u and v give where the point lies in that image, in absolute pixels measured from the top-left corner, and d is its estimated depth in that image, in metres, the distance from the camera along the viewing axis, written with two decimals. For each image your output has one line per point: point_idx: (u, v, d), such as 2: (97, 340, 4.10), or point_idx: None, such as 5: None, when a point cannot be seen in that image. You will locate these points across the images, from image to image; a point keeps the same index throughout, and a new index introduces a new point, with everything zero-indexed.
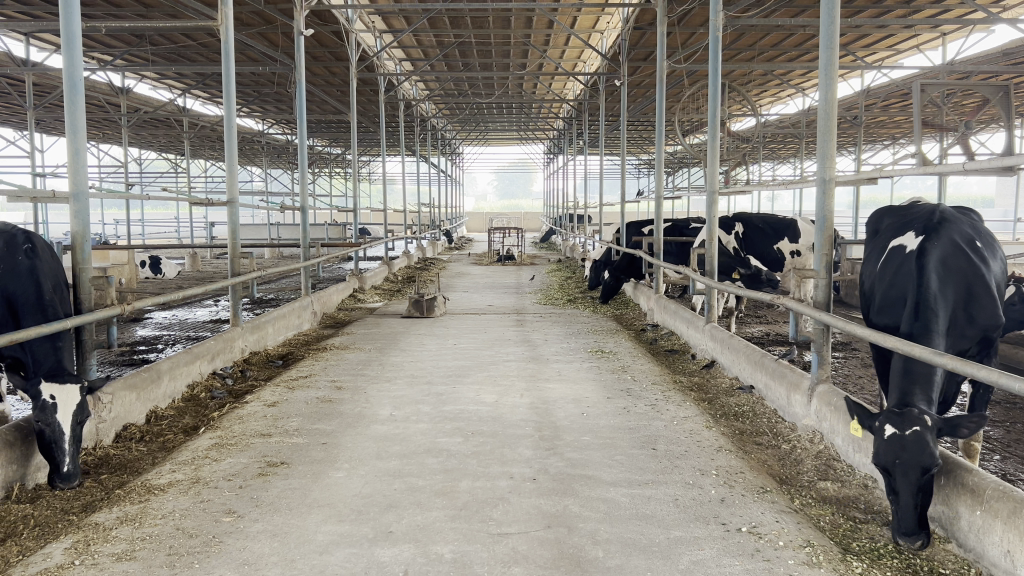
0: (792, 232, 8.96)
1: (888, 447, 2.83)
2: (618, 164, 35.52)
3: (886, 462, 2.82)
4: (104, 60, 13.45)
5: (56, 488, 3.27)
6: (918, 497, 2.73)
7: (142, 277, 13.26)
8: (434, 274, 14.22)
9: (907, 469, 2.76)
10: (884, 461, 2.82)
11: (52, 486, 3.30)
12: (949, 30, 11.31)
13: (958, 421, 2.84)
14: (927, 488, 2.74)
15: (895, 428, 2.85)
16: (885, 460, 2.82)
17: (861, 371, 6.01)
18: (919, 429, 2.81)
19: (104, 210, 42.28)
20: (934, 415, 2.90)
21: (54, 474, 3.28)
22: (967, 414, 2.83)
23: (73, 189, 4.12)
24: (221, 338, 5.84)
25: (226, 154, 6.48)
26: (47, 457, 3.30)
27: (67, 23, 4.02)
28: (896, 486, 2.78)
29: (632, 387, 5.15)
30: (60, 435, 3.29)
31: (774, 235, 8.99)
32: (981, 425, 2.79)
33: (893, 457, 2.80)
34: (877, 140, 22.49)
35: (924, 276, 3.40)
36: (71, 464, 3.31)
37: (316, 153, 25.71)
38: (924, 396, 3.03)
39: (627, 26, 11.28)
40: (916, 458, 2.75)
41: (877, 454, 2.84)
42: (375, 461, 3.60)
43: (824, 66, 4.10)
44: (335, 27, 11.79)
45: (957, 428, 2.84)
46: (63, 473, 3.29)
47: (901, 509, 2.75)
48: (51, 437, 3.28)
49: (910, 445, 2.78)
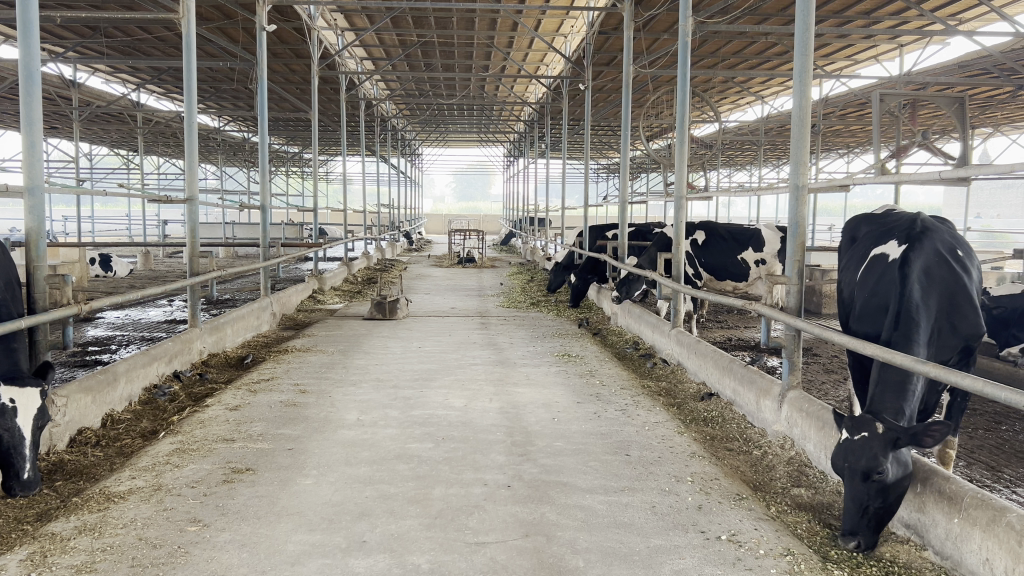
0: (757, 241, 8.96)
1: (841, 450, 2.86)
2: (578, 168, 35.73)
3: (839, 464, 2.86)
4: (56, 52, 13.06)
5: (14, 495, 3.13)
6: (868, 501, 2.77)
7: (91, 275, 12.89)
8: (395, 275, 14.11)
9: (854, 473, 2.80)
10: (837, 462, 2.87)
11: (9, 493, 3.14)
12: (907, 42, 11.53)
13: (918, 430, 2.73)
14: (878, 492, 2.76)
15: (848, 432, 2.88)
16: (838, 462, 2.86)
17: (825, 377, 6.07)
18: (869, 435, 2.82)
19: (53, 208, 41.36)
20: (895, 424, 2.84)
21: (12, 481, 3.14)
22: (927, 421, 2.72)
23: (28, 183, 3.95)
24: (179, 340, 5.68)
25: (186, 151, 6.29)
26: (5, 464, 3.14)
27: (25, 12, 3.86)
28: (847, 488, 2.83)
29: (601, 391, 5.12)
30: (19, 441, 3.15)
31: (737, 245, 8.99)
32: (942, 432, 2.68)
33: (844, 459, 2.84)
34: (833, 149, 22.92)
35: (906, 285, 3.43)
36: (30, 470, 3.18)
37: (273, 151, 25.37)
38: (894, 405, 3.04)
39: (592, 31, 11.31)
40: (863, 462, 2.77)
41: (832, 456, 2.88)
42: (344, 468, 3.50)
43: (799, 71, 4.14)
44: (297, 24, 11.61)
45: (921, 437, 2.73)
46: (22, 480, 3.15)
47: (848, 510, 2.81)
48: (7, 444, 3.12)
49: (858, 448, 2.80)
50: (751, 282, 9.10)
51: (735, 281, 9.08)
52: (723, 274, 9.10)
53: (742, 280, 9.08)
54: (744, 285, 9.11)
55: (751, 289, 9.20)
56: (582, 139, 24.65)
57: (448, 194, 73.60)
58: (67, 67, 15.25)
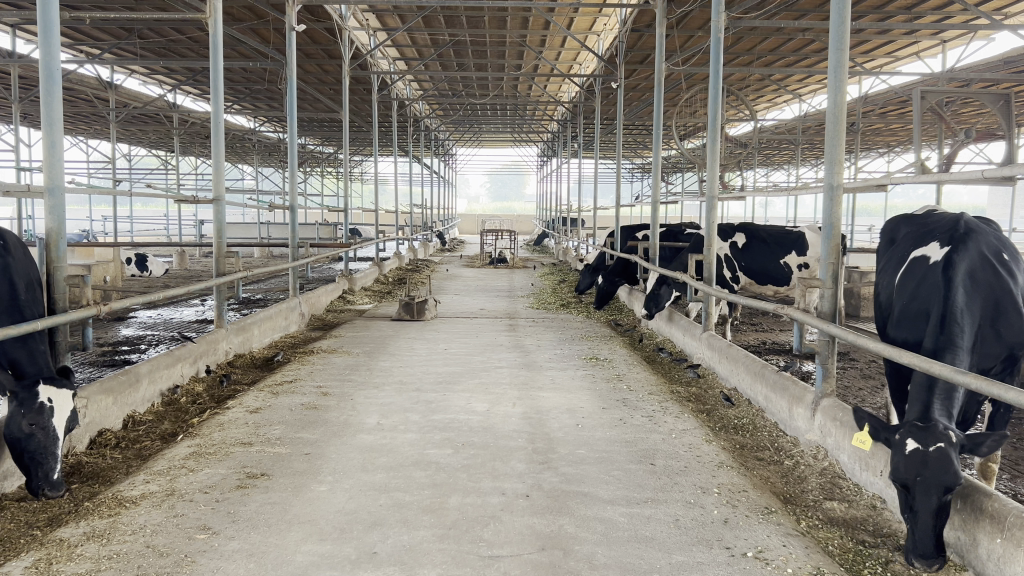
0: (801, 244, 8.79)
1: (909, 462, 2.68)
2: (612, 168, 35.55)
3: (907, 478, 2.67)
4: (92, 53, 13.20)
5: (41, 497, 3.12)
6: (939, 518, 2.61)
7: (127, 275, 13.01)
8: (425, 275, 14.08)
9: (929, 487, 2.62)
10: (905, 475, 2.67)
11: (34, 494, 3.12)
12: (949, 38, 11.23)
13: (978, 438, 2.70)
14: (948, 507, 2.62)
15: (917, 443, 2.70)
16: (906, 475, 2.67)
17: (863, 383, 5.88)
18: (945, 445, 2.67)
19: (93, 209, 42.08)
20: (956, 431, 2.76)
21: (40, 482, 3.12)
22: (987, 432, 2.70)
23: (49, 184, 3.94)
24: (205, 340, 5.66)
25: (213, 151, 6.27)
26: (31, 464, 3.14)
27: (45, 13, 3.84)
28: (917, 503, 2.64)
29: (629, 397, 5.00)
30: (52, 441, 3.19)
31: (781, 248, 8.81)
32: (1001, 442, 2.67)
33: (914, 473, 2.65)
34: (873, 148, 22.48)
35: (949, 290, 3.26)
36: (59, 473, 3.18)
37: (307, 151, 25.52)
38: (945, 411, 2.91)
39: (624, 28, 11.13)
40: (939, 475, 2.60)
41: (897, 469, 2.69)
42: (360, 475, 3.42)
43: (833, 66, 3.97)
44: (328, 24, 11.60)
45: (979, 446, 2.69)
46: (51, 481, 3.14)
47: (924, 530, 2.62)
48: (41, 444, 3.15)
49: (937, 462, 2.63)
50: (792, 287, 8.92)
51: (776, 285, 8.89)
52: (764, 277, 8.89)
53: (783, 284, 8.90)
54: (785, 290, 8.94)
55: (790, 293, 9.02)
56: (616, 139, 24.46)
57: (482, 193, 73.65)
58: (104, 69, 15.43)
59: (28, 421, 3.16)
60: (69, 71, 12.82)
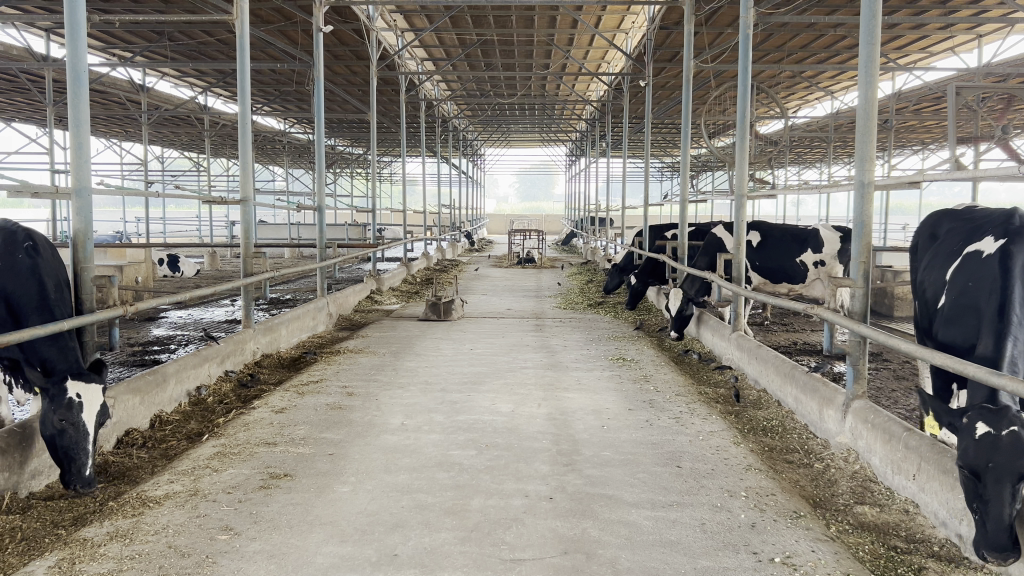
0: (815, 242, 8.56)
1: (979, 447, 2.53)
2: (641, 166, 35.41)
3: (978, 465, 2.51)
4: (124, 57, 13.35)
5: (77, 493, 3.19)
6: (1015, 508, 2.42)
7: (159, 275, 13.17)
8: (453, 275, 14.10)
9: (1001, 475, 2.45)
10: (975, 462, 2.52)
11: (70, 489, 3.20)
12: (986, 32, 11.01)
13: None
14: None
15: (988, 426, 2.55)
16: (976, 461, 2.51)
17: (897, 384, 5.77)
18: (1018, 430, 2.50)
19: (126, 209, 42.72)
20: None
21: (74, 479, 3.18)
22: None
23: (76, 184, 3.98)
24: (232, 341, 5.69)
25: (240, 152, 6.28)
26: (65, 460, 3.19)
27: (72, 14, 3.88)
28: (989, 492, 2.46)
29: (656, 398, 4.94)
30: (82, 436, 3.20)
31: (796, 246, 8.63)
32: None
33: (984, 459, 2.49)
34: (908, 145, 22.13)
35: (1007, 286, 3.16)
36: (92, 469, 3.23)
37: (336, 153, 25.70)
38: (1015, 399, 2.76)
39: (653, 26, 11.02)
40: (1012, 462, 2.43)
41: (966, 453, 2.54)
42: (383, 475, 3.41)
43: (865, 61, 3.87)
44: (356, 24, 11.67)
45: None
46: (84, 479, 3.20)
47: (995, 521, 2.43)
48: (73, 440, 3.18)
49: (1007, 447, 2.47)
50: (809, 284, 8.77)
51: (792, 283, 8.77)
52: (780, 275, 8.78)
53: (800, 281, 8.75)
54: (802, 287, 8.80)
55: (809, 290, 8.86)
56: (644, 138, 24.32)
57: (511, 194, 73.66)
58: (136, 72, 15.62)
59: (59, 417, 3.18)
60: (102, 73, 12.98)
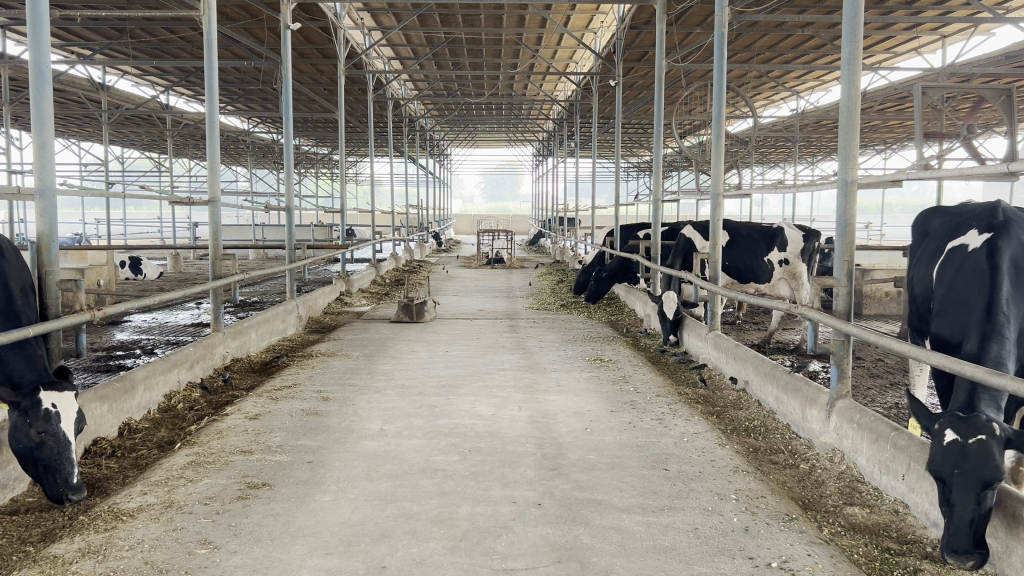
0: (781, 239, 8.60)
1: (947, 455, 2.56)
2: (608, 166, 35.55)
3: (943, 472, 2.56)
4: (83, 54, 13.02)
5: (65, 503, 3.08)
6: (977, 517, 2.47)
7: (122, 277, 12.88)
8: (423, 276, 13.99)
9: (966, 483, 2.50)
10: (940, 468, 2.57)
11: (58, 501, 3.08)
12: (950, 33, 11.17)
13: None
14: (987, 506, 2.48)
15: (957, 434, 2.57)
16: (942, 469, 2.56)
17: (871, 382, 5.77)
18: (986, 439, 2.52)
19: (85, 209, 41.91)
20: (1004, 424, 2.58)
21: (60, 488, 3.07)
22: None
23: (40, 186, 3.83)
24: (202, 345, 5.53)
25: (208, 151, 6.12)
26: (45, 472, 3.07)
27: (34, 9, 3.73)
28: (953, 498, 2.52)
29: (636, 399, 4.89)
30: (64, 447, 3.10)
31: (763, 244, 8.64)
32: None
33: (951, 467, 2.53)
34: (871, 145, 22.43)
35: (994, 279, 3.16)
36: (78, 478, 3.12)
37: (301, 152, 25.42)
38: (993, 404, 2.76)
39: (622, 25, 10.97)
40: (979, 472, 2.48)
41: (933, 462, 2.58)
42: (365, 484, 3.31)
43: (847, 60, 3.86)
44: (323, 23, 11.52)
45: None
46: (71, 485, 3.09)
47: (958, 526, 2.51)
48: (55, 451, 3.07)
49: (973, 457, 2.50)
50: (774, 284, 8.82)
51: (758, 283, 8.77)
52: (746, 275, 8.78)
53: (765, 281, 8.78)
54: (767, 287, 8.82)
55: (774, 289, 8.90)
56: (612, 138, 24.37)
57: (477, 194, 73.51)
58: (96, 70, 15.27)
59: (36, 429, 3.06)
60: (60, 71, 12.65)
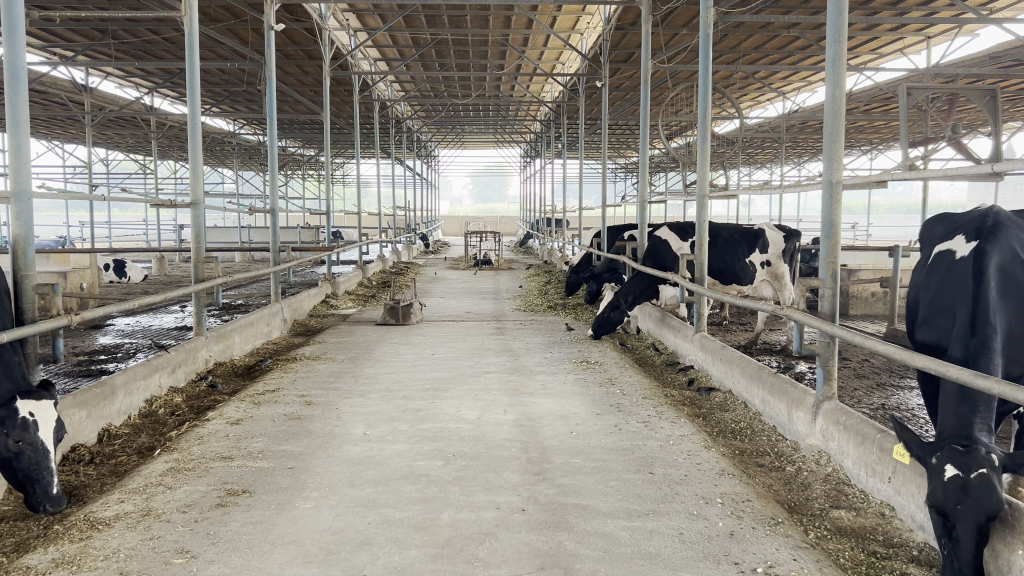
0: (763, 241, 8.61)
1: (946, 488, 2.39)
2: (595, 167, 35.61)
3: (943, 504, 2.38)
4: (65, 56, 12.89)
5: (44, 512, 3.03)
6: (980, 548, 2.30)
7: (106, 281, 12.77)
8: (409, 278, 13.98)
9: (968, 516, 2.32)
10: (940, 501, 2.39)
11: (36, 511, 3.03)
12: (935, 33, 11.20)
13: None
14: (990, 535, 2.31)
15: (956, 468, 2.41)
16: (942, 502, 2.38)
17: (858, 383, 5.76)
18: (987, 471, 2.36)
19: (70, 211, 41.68)
20: (1001, 453, 2.45)
21: (39, 498, 3.02)
22: None
23: (16, 188, 3.77)
24: (183, 349, 5.46)
25: (190, 154, 6.05)
26: (25, 481, 3.01)
27: (9, 7, 3.65)
28: (957, 534, 2.34)
29: (622, 402, 4.86)
30: (42, 456, 3.04)
31: (745, 246, 8.62)
32: None
33: (951, 501, 2.36)
34: (857, 145, 22.52)
35: (981, 287, 3.11)
36: (57, 486, 3.07)
37: (288, 154, 25.33)
38: (984, 426, 2.64)
39: (609, 27, 10.96)
40: (980, 503, 2.31)
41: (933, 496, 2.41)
42: (347, 490, 3.26)
43: (832, 59, 3.83)
44: (309, 24, 11.46)
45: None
46: (50, 495, 3.04)
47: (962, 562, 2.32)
48: (33, 460, 3.01)
49: (973, 489, 2.33)
50: (756, 286, 8.82)
51: (741, 285, 8.75)
52: (729, 276, 8.75)
53: (748, 283, 8.78)
54: (749, 289, 8.82)
55: (756, 290, 8.90)
56: (600, 139, 24.40)
57: (465, 196, 73.43)
58: (79, 71, 15.16)
59: (14, 439, 2.99)
60: (43, 72, 12.54)
